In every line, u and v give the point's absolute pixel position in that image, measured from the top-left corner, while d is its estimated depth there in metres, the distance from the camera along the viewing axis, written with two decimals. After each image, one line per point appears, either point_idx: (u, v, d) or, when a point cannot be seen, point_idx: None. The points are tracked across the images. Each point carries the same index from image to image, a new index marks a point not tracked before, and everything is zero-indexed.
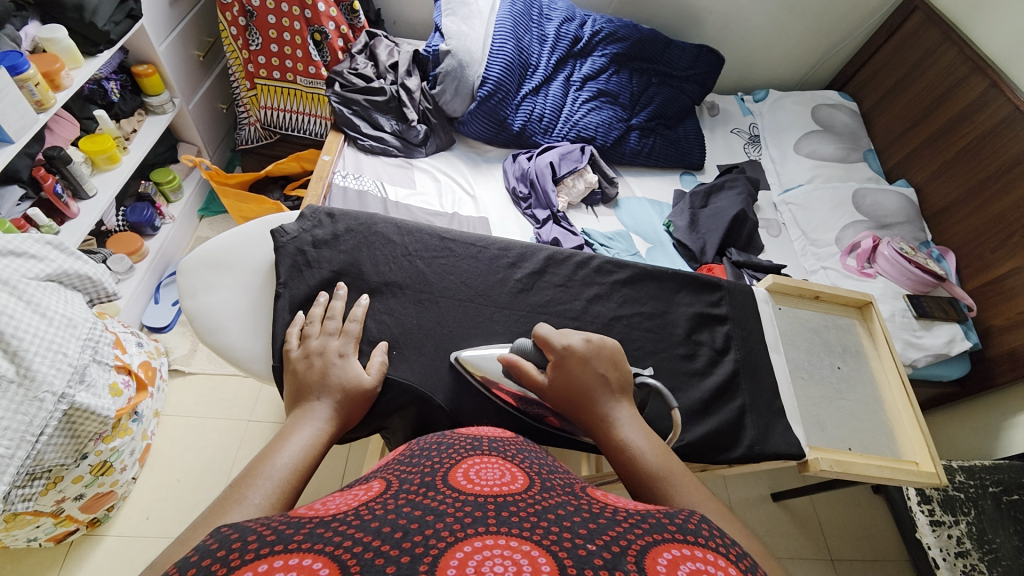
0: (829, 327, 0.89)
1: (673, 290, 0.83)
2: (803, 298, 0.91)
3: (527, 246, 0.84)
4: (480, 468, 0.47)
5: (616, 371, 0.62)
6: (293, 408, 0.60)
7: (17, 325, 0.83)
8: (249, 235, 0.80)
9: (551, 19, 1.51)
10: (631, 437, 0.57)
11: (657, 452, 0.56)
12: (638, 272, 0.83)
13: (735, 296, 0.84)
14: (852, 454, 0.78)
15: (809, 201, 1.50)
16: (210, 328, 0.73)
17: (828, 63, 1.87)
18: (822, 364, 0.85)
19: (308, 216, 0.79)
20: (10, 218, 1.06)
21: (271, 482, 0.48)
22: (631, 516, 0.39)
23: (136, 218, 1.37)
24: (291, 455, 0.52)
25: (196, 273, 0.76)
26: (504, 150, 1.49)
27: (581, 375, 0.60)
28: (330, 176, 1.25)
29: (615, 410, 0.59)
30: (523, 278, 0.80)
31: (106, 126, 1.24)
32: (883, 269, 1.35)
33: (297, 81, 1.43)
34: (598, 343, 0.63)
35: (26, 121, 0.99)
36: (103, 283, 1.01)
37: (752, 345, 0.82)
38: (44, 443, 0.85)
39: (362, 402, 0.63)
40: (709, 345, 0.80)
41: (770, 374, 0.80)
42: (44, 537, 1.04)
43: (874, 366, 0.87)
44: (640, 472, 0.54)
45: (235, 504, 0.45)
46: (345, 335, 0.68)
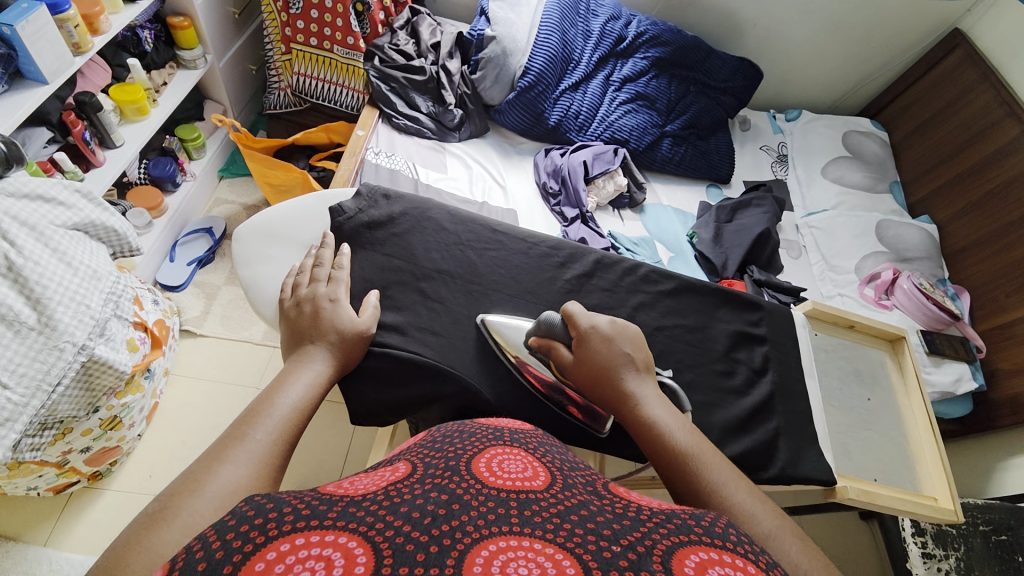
0: (857, 358, 0.84)
1: (712, 306, 0.78)
2: (837, 326, 0.86)
3: (577, 246, 0.80)
4: (502, 459, 0.47)
5: (640, 352, 0.63)
6: (291, 351, 0.59)
7: (43, 271, 0.82)
8: (305, 209, 0.79)
9: (597, 15, 1.49)
10: (657, 415, 0.58)
11: (685, 430, 0.57)
12: (682, 284, 0.78)
13: (775, 317, 0.79)
14: (877, 485, 0.75)
15: (833, 226, 1.51)
16: (263, 299, 0.72)
17: (863, 90, 1.85)
18: (851, 395, 0.80)
19: (365, 194, 0.79)
20: (36, 160, 1.02)
21: (273, 422, 0.49)
22: (656, 517, 0.39)
23: (158, 172, 1.35)
24: (293, 394, 0.52)
25: (252, 243, 0.76)
26: (537, 144, 1.46)
27: (605, 353, 0.61)
28: (363, 152, 1.24)
29: (639, 388, 0.60)
30: (572, 279, 0.77)
31: (138, 76, 1.21)
32: (900, 301, 1.36)
33: (333, 51, 1.40)
34: (622, 325, 0.64)
35: (62, 63, 0.96)
36: (128, 237, 0.99)
37: (789, 368, 0.77)
38: (60, 394, 0.85)
39: (359, 345, 0.63)
40: (747, 364, 0.75)
41: (804, 400, 0.75)
42: (44, 487, 1.03)
43: (900, 402, 0.84)
44: (669, 450, 0.55)
45: (238, 441, 0.46)
46: (334, 281, 0.66)
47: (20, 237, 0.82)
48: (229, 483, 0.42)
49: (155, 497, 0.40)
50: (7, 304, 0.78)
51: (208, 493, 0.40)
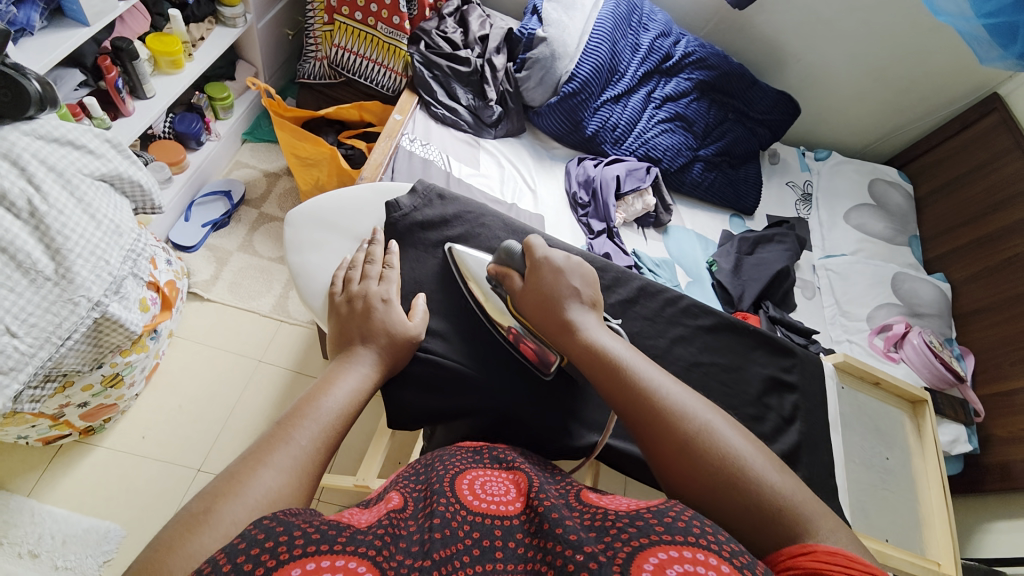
0: (882, 416, 0.84)
1: (749, 346, 0.74)
2: (863, 381, 0.85)
3: (622, 270, 0.75)
4: (485, 479, 0.49)
5: (589, 286, 0.65)
6: (337, 353, 0.58)
7: (66, 221, 0.80)
8: (359, 200, 0.77)
9: (648, 30, 1.47)
10: (600, 337, 0.60)
11: (625, 349, 0.59)
12: (722, 321, 0.75)
13: (808, 366, 0.75)
14: (889, 544, 0.75)
15: (849, 272, 1.52)
16: (309, 288, 0.70)
17: (895, 140, 1.85)
18: (873, 452, 0.79)
19: (421, 191, 0.77)
20: (66, 102, 0.99)
21: (317, 426, 0.47)
22: (621, 519, 0.41)
23: (184, 129, 1.32)
24: (337, 399, 0.51)
25: (304, 228, 0.74)
26: (571, 151, 1.45)
27: (553, 283, 0.63)
28: (398, 137, 1.22)
29: (585, 315, 0.62)
30: (616, 304, 0.73)
31: (178, 29, 1.17)
32: (908, 356, 1.37)
33: (377, 28, 1.37)
34: (572, 259, 0.66)
35: (106, 6, 0.92)
36: (153, 194, 0.95)
37: (816, 420, 0.73)
38: (68, 348, 0.82)
39: (407, 349, 0.61)
40: (777, 412, 0.72)
41: (829, 454, 0.73)
42: (35, 437, 1.01)
43: (916, 464, 0.84)
44: (607, 366, 0.57)
45: (282, 444, 0.45)
46: (386, 280, 0.65)
47: (46, 183, 0.79)
48: (270, 490, 0.41)
49: (197, 495, 0.39)
50: (25, 251, 0.76)
51: (248, 497, 0.39)
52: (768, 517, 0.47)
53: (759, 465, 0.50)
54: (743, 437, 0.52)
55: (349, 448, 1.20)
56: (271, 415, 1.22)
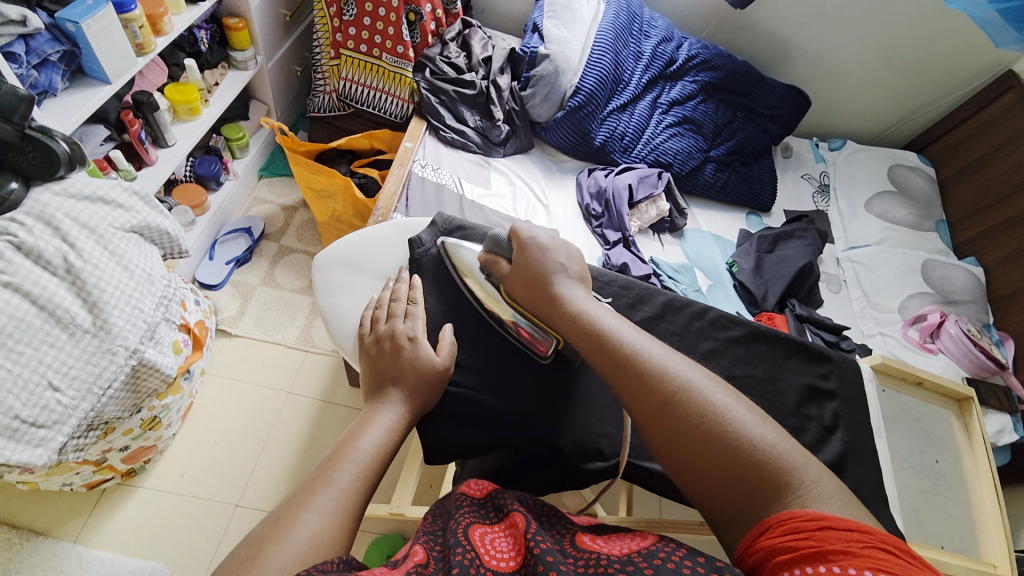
0: (932, 420, 0.77)
1: (784, 355, 0.72)
2: (905, 383, 0.78)
3: (646, 287, 0.74)
4: (493, 535, 0.49)
5: (576, 262, 0.67)
6: (370, 394, 0.59)
7: (100, 274, 0.82)
8: (382, 237, 0.80)
9: (649, 36, 1.47)
10: (584, 306, 0.61)
11: (607, 315, 0.60)
12: (752, 330, 0.73)
13: (846, 371, 0.72)
14: (944, 552, 0.70)
15: (875, 263, 1.49)
16: (340, 327, 0.72)
17: (911, 123, 1.81)
18: (923, 458, 0.73)
19: (439, 224, 0.79)
20: (94, 157, 1.03)
21: (355, 466, 0.48)
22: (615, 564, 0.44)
23: (203, 171, 1.36)
24: (373, 439, 0.52)
25: (330, 270, 0.76)
26: (580, 163, 1.45)
27: (538, 260, 0.66)
28: (410, 164, 1.23)
29: (570, 288, 0.64)
30: (641, 322, 0.72)
31: (193, 77, 1.21)
32: (946, 346, 1.32)
33: (382, 58, 1.40)
34: (558, 239, 0.68)
35: (126, 64, 0.96)
36: (179, 239, 0.98)
37: (858, 427, 0.70)
38: (109, 396, 0.84)
39: (436, 384, 0.62)
40: (817, 422, 0.69)
41: (875, 468, 0.69)
42: (80, 482, 1.04)
43: (967, 465, 0.77)
44: (589, 331, 0.59)
45: (322, 486, 0.45)
46: (411, 317, 0.66)
47: (80, 240, 0.82)
48: (312, 533, 0.41)
49: (243, 541, 0.40)
50: (63, 305, 0.78)
51: (292, 542, 0.40)
52: (752, 473, 0.47)
53: (742, 417, 0.50)
54: (731, 394, 0.52)
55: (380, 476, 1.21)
56: (303, 446, 1.23)
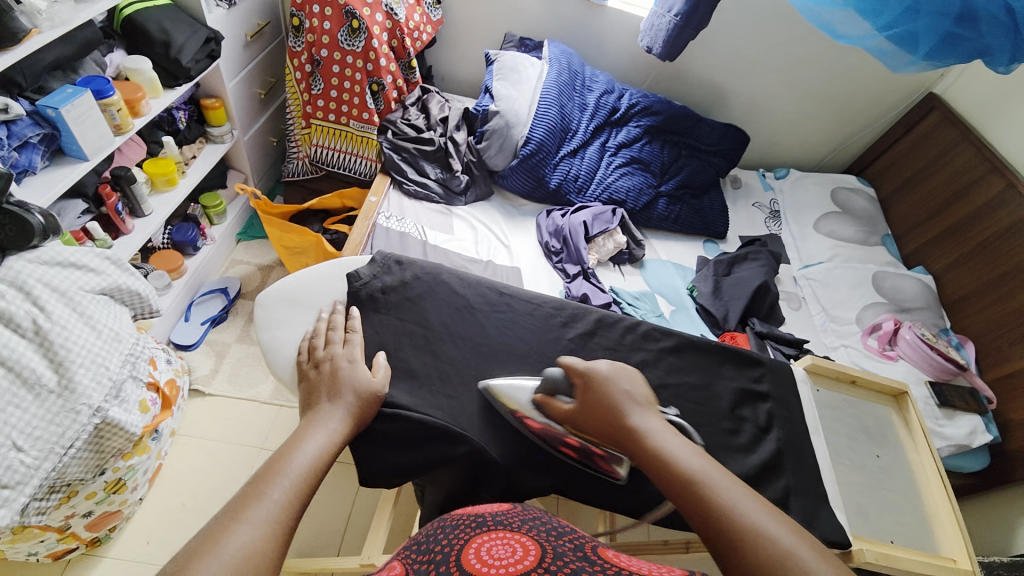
0: (867, 415, 0.84)
1: (717, 362, 0.80)
2: (840, 382, 0.86)
3: (579, 306, 0.84)
4: (492, 546, 0.48)
5: (643, 390, 0.65)
6: (306, 412, 0.61)
7: (67, 335, 0.86)
8: (323, 275, 0.83)
9: (592, 90, 1.62)
10: (664, 444, 0.57)
11: (693, 456, 0.56)
12: (683, 341, 0.80)
13: (777, 373, 0.80)
14: (895, 546, 0.73)
15: (830, 278, 1.55)
16: (280, 361, 0.73)
17: (846, 150, 1.96)
18: (862, 451, 0.80)
19: (378, 261, 0.83)
20: (70, 229, 1.09)
21: (289, 480, 0.50)
22: None
23: (180, 237, 1.43)
24: (308, 453, 0.54)
25: (274, 308, 0.79)
26: (539, 206, 1.55)
27: (606, 394, 0.63)
28: (375, 217, 1.31)
29: (646, 421, 0.60)
30: (575, 338, 0.80)
31: (171, 151, 1.31)
32: (905, 352, 1.36)
33: (349, 125, 1.52)
34: (618, 365, 0.67)
35: (103, 142, 1.06)
36: (150, 299, 1.02)
37: (794, 426, 0.77)
38: (71, 456, 0.85)
39: (372, 404, 0.64)
40: (753, 422, 0.75)
41: (813, 458, 0.75)
42: (44, 553, 1.01)
43: (910, 457, 0.82)
44: (673, 477, 0.55)
45: (255, 500, 0.47)
46: (349, 343, 0.69)
47: (50, 303, 0.86)
48: (245, 543, 0.43)
49: (173, 556, 0.40)
50: (30, 366, 0.82)
51: (223, 553, 0.41)
52: None
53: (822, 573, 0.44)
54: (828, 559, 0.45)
55: (354, 526, 1.19)
56: None
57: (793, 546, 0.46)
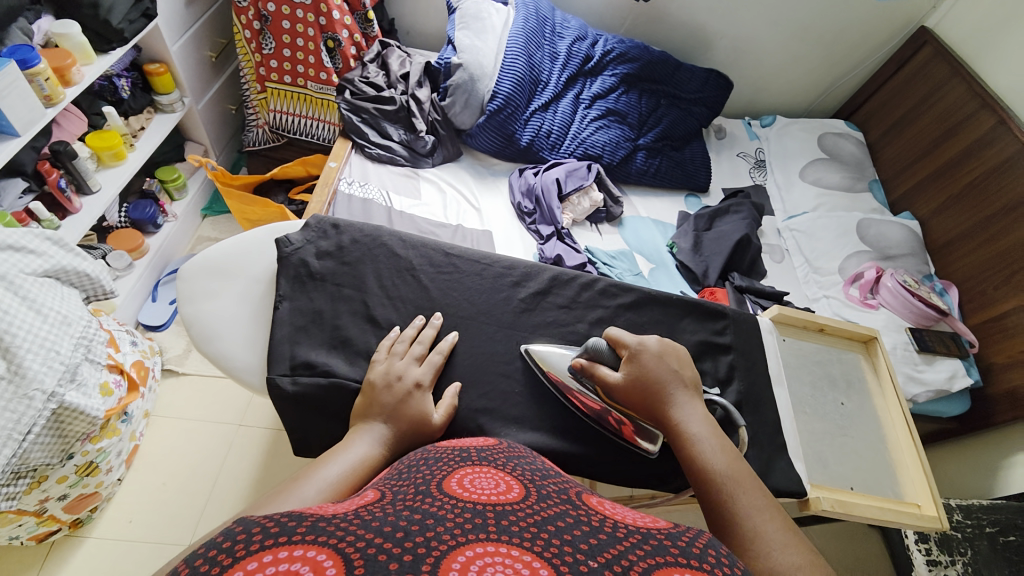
0: (834, 362, 0.83)
1: (677, 316, 0.77)
2: (808, 330, 0.84)
3: (532, 265, 0.81)
4: (474, 478, 0.45)
5: (689, 372, 0.66)
6: (355, 423, 0.59)
7: (12, 321, 0.81)
8: (250, 242, 0.77)
9: (563, 37, 1.52)
10: (700, 433, 0.60)
11: (725, 451, 0.58)
12: (643, 296, 0.78)
13: (740, 325, 0.78)
14: (854, 493, 0.73)
15: (814, 228, 1.50)
16: (206, 337, 0.70)
17: (835, 93, 1.87)
18: (825, 400, 0.79)
19: (312, 225, 0.77)
20: (12, 211, 1.04)
21: (321, 484, 0.48)
22: (631, 535, 0.38)
23: (138, 215, 1.37)
24: (342, 465, 0.51)
25: (196, 279, 0.74)
26: (511, 164, 1.48)
27: (656, 370, 0.64)
28: (335, 183, 1.25)
29: (688, 405, 0.62)
30: (527, 298, 0.78)
31: (114, 123, 1.23)
32: (886, 300, 1.34)
33: (307, 87, 1.44)
34: (668, 344, 0.68)
35: (33, 116, 0.98)
36: (101, 280, 1.00)
37: (756, 377, 0.76)
38: (31, 442, 0.83)
39: (424, 433, 0.60)
40: (712, 375, 0.74)
41: (773, 408, 0.74)
42: (26, 536, 1.01)
43: (878, 404, 0.82)
44: (705, 468, 0.57)
45: (284, 496, 0.45)
46: (419, 358, 0.67)
47: None
48: None
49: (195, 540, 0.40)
50: None
51: None
52: None
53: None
54: None
55: None
56: (258, 476, 1.22)
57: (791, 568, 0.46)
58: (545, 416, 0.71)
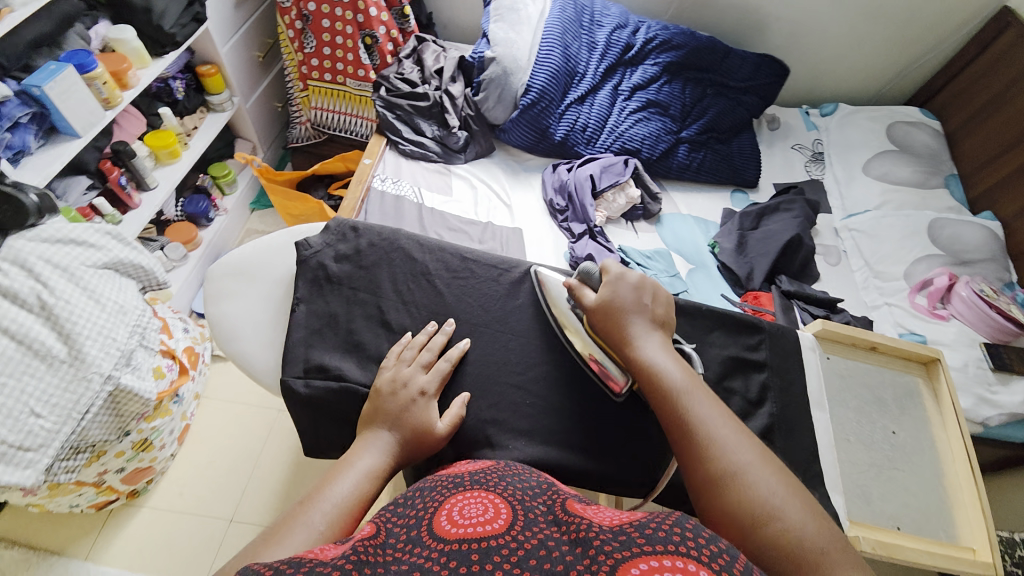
0: (886, 385, 0.76)
1: (706, 329, 0.70)
2: (857, 348, 0.77)
3: (551, 270, 0.79)
4: (464, 506, 0.45)
5: (658, 304, 0.65)
6: (362, 430, 0.61)
7: (73, 309, 0.89)
8: (274, 245, 0.80)
9: (602, 26, 1.46)
10: (660, 358, 0.60)
11: (683, 372, 0.59)
12: None
13: (778, 341, 0.71)
14: (900, 533, 0.68)
15: (877, 228, 1.37)
16: (228, 337, 0.74)
17: (908, 77, 1.69)
18: (870, 426, 0.73)
19: (333, 228, 0.78)
20: (77, 206, 1.13)
21: (330, 508, 0.50)
22: (603, 535, 0.37)
23: (192, 209, 1.46)
24: (350, 484, 0.53)
25: (222, 280, 0.77)
26: (546, 160, 1.45)
27: (623, 300, 0.64)
28: (369, 180, 1.27)
29: (650, 332, 0.62)
30: (543, 305, 0.76)
31: (170, 123, 1.32)
32: (959, 311, 1.21)
33: (346, 84, 1.46)
34: (644, 279, 0.66)
35: (94, 117, 1.06)
36: (155, 272, 1.06)
37: (793, 400, 0.70)
38: (89, 420, 0.91)
39: (429, 446, 0.61)
40: (742, 394, 0.68)
41: (810, 434, 0.69)
42: (86, 504, 1.12)
43: (936, 435, 0.76)
44: (662, 386, 0.58)
45: (296, 525, 0.47)
46: (426, 365, 0.67)
47: (53, 279, 0.89)
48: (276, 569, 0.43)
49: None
50: (40, 339, 0.86)
51: None
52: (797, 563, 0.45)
53: (768, 492, 0.49)
54: (784, 483, 0.51)
55: None
56: (294, 460, 1.29)
57: (745, 467, 0.51)
58: (556, 430, 0.69)
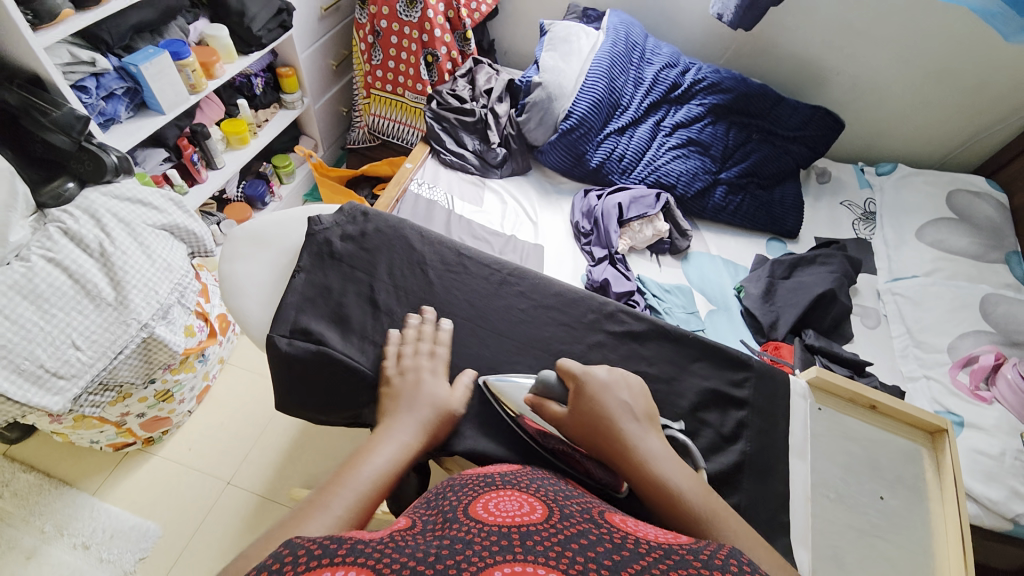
0: (879, 447, 0.77)
1: (690, 358, 0.74)
2: (853, 406, 0.79)
3: (542, 278, 0.81)
4: (498, 501, 0.44)
5: (640, 401, 0.60)
6: (385, 414, 0.60)
7: (127, 260, 1.00)
8: (289, 217, 0.87)
9: (652, 63, 1.50)
10: (670, 473, 0.52)
11: (696, 488, 0.52)
12: (655, 330, 0.75)
13: (763, 382, 0.74)
14: None
15: (923, 296, 1.28)
16: (232, 292, 0.81)
17: (978, 145, 1.59)
18: (855, 486, 0.73)
19: (346, 211, 0.85)
20: (152, 173, 1.29)
21: (354, 492, 0.47)
22: (653, 551, 0.35)
23: (251, 192, 1.61)
24: (376, 466, 0.51)
25: (239, 242, 0.84)
26: (580, 184, 1.48)
27: (603, 402, 0.57)
28: (407, 182, 1.35)
29: (648, 442, 0.55)
30: (528, 309, 0.79)
31: (245, 114, 1.47)
32: (1002, 394, 1.08)
33: (404, 96, 1.58)
34: (618, 374, 0.62)
35: (178, 99, 1.22)
36: (203, 240, 1.17)
37: (772, 443, 0.71)
38: (121, 360, 1.01)
39: (447, 423, 0.61)
40: (716, 428, 0.71)
41: (784, 481, 0.69)
42: (105, 442, 1.22)
43: (931, 510, 0.74)
44: (678, 511, 0.50)
45: (317, 511, 0.44)
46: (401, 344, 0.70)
47: (114, 230, 1.01)
48: None
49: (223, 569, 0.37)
50: (92, 280, 0.96)
51: None
52: None
53: None
54: None
55: None
56: (297, 436, 1.34)
57: None
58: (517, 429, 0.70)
